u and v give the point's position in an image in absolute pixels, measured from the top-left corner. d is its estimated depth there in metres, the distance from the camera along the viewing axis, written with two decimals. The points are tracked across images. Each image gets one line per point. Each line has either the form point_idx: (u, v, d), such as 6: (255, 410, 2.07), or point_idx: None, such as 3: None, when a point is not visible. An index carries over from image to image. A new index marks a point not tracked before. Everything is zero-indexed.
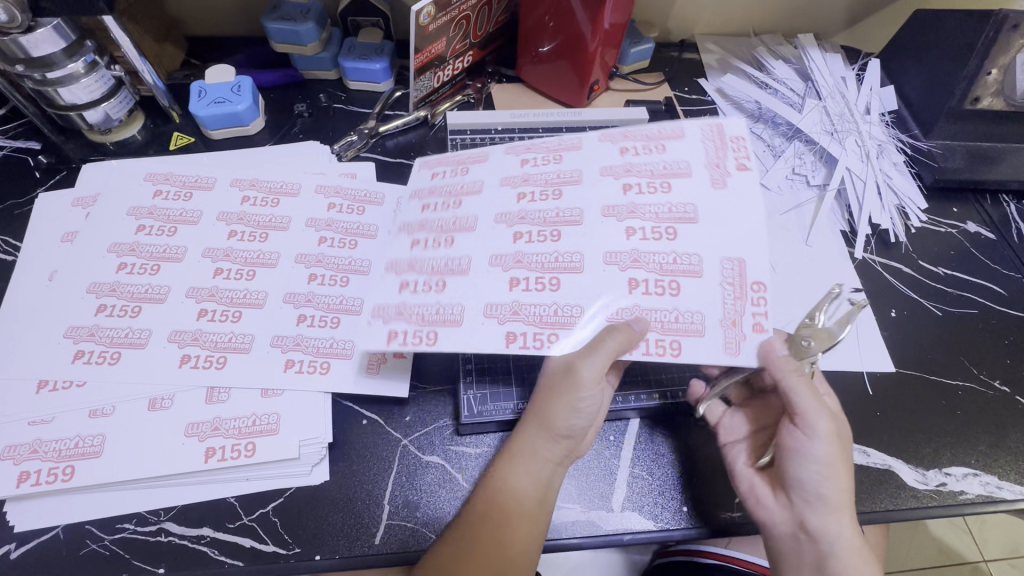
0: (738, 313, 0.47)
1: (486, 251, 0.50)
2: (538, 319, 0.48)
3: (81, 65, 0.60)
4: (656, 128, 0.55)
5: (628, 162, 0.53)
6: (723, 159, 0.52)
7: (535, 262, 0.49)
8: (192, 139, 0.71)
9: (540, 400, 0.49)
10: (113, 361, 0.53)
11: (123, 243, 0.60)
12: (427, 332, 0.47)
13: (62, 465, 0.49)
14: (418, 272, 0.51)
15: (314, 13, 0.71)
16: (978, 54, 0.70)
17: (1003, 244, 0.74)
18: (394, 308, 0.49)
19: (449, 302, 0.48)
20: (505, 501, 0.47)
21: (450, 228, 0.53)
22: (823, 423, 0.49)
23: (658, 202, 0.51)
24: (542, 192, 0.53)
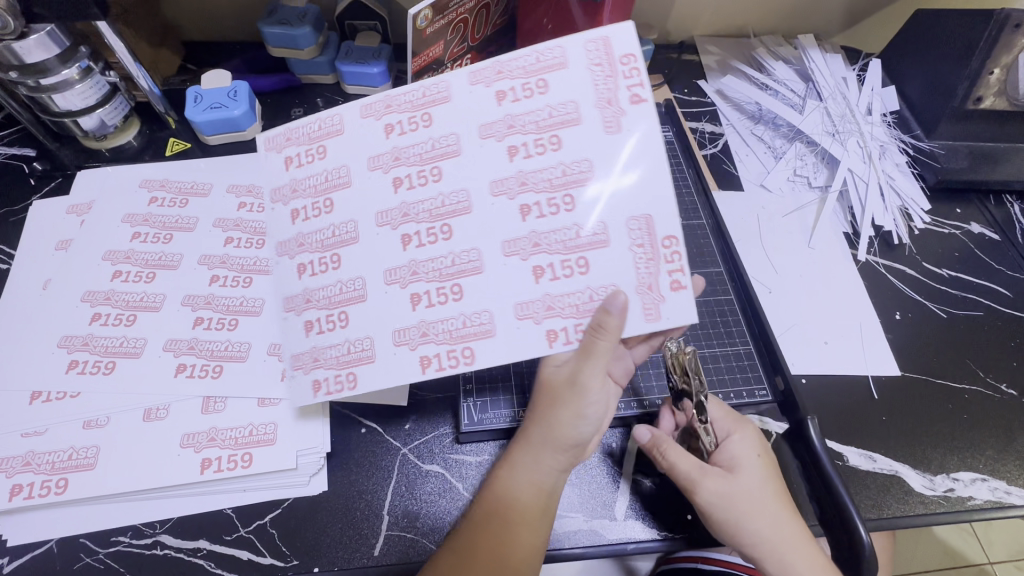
0: (653, 280, 0.46)
1: (379, 263, 0.48)
2: (445, 325, 0.47)
3: (75, 71, 0.60)
4: (513, 64, 0.49)
5: (506, 116, 0.48)
6: (614, 92, 0.47)
7: (434, 268, 0.48)
8: (189, 145, 0.71)
9: (542, 410, 0.48)
10: (107, 370, 0.53)
11: (118, 251, 0.59)
12: (347, 375, 0.47)
13: (55, 478, 0.48)
14: (315, 307, 0.49)
15: (310, 17, 0.70)
16: (980, 53, 0.69)
17: (1007, 245, 0.74)
18: (305, 353, 0.49)
19: (358, 338, 0.48)
20: (511, 510, 0.45)
21: (332, 241, 0.50)
22: (700, 495, 0.49)
23: (548, 169, 0.47)
24: (423, 168, 0.49)
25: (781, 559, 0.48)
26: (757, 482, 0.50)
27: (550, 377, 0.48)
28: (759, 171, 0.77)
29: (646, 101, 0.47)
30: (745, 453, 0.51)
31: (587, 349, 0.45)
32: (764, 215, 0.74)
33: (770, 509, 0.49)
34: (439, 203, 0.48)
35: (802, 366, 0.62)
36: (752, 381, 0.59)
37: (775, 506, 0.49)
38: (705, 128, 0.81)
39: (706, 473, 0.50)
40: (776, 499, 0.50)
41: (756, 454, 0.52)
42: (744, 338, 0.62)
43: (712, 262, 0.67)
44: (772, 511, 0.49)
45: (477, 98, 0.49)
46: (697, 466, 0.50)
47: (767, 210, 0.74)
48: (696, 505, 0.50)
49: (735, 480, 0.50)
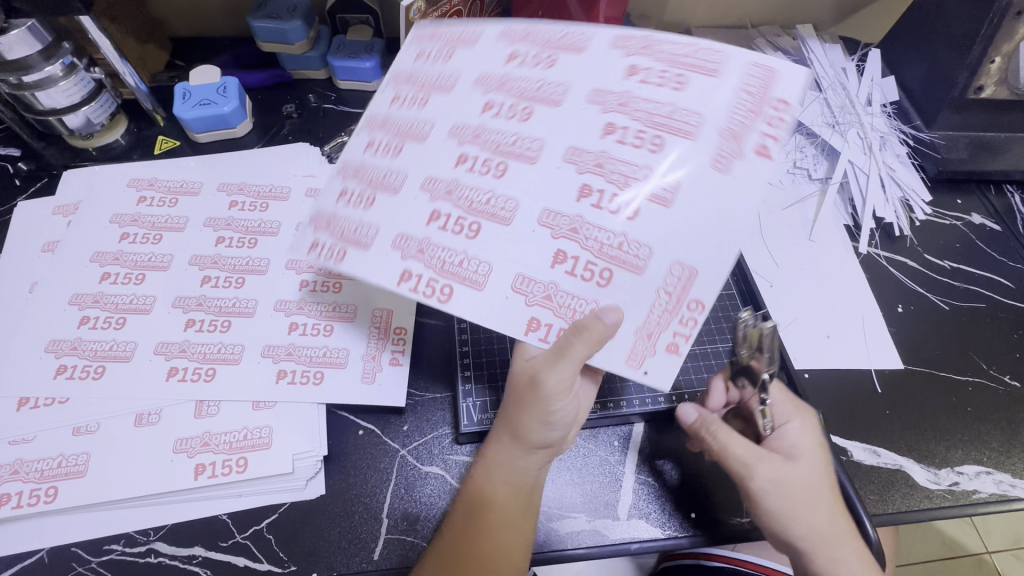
0: (655, 326, 0.44)
1: (424, 171, 0.47)
2: (446, 257, 0.45)
3: (59, 68, 0.58)
4: (665, 46, 0.46)
5: (626, 92, 0.45)
6: (746, 131, 0.43)
7: (465, 198, 0.46)
8: (178, 143, 0.69)
9: (511, 410, 0.46)
10: (97, 375, 0.51)
11: (106, 252, 0.58)
12: (341, 248, 0.47)
13: (45, 487, 0.47)
14: (361, 180, 0.49)
15: (301, 11, 0.69)
16: (981, 41, 0.68)
17: (1008, 235, 0.73)
18: (330, 216, 0.49)
19: (370, 224, 0.47)
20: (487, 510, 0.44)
21: (352, 236, 0.47)
22: (755, 481, 0.48)
23: (633, 161, 0.43)
24: (513, 108, 0.47)
25: (832, 555, 0.46)
26: (816, 472, 0.48)
27: (520, 373, 0.46)
28: None
29: (769, 159, 0.43)
30: (805, 442, 0.50)
31: (561, 348, 0.42)
32: (764, 208, 0.73)
33: (825, 502, 0.47)
34: (501, 143, 0.46)
35: (806, 360, 0.62)
36: None
37: (829, 496, 0.48)
38: None
39: (760, 457, 0.49)
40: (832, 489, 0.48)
41: (819, 446, 0.50)
42: None
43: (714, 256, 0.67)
44: (827, 504, 0.47)
45: (601, 74, 0.46)
46: (754, 451, 0.49)
47: (767, 203, 0.73)
48: (749, 491, 0.48)
49: (795, 466, 0.48)
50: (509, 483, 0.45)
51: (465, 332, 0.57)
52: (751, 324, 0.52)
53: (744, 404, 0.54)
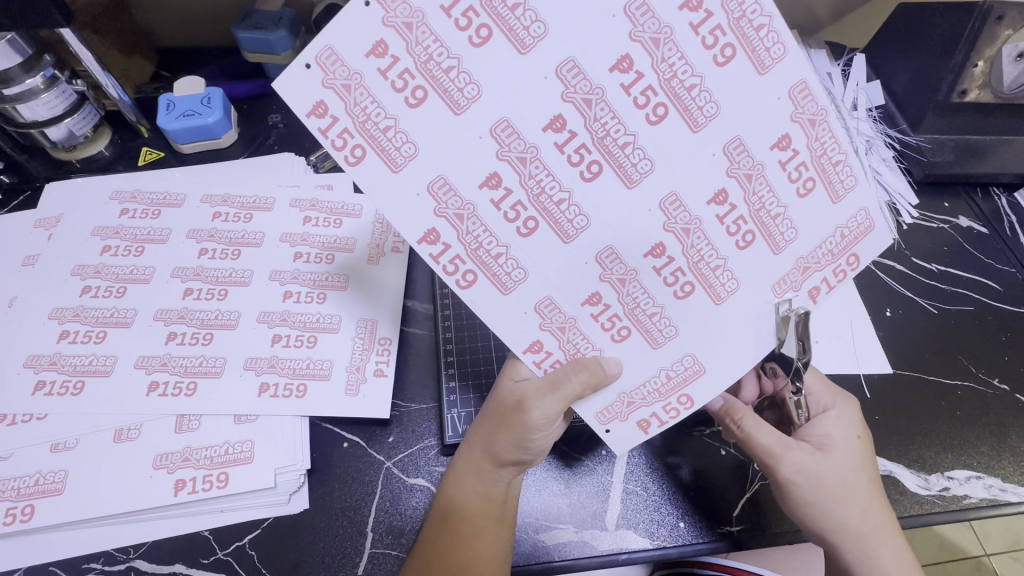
0: (639, 399, 0.46)
1: (503, 107, 0.37)
2: (483, 238, 0.40)
3: (40, 80, 0.58)
4: (824, 135, 0.40)
5: (761, 166, 0.41)
6: (816, 269, 0.45)
7: (537, 179, 0.39)
8: (163, 154, 0.69)
9: (488, 421, 0.46)
10: (77, 391, 0.51)
11: (87, 266, 0.57)
12: (359, 144, 0.36)
13: (22, 505, 0.46)
14: (406, 41, 0.35)
15: (286, 21, 0.69)
16: (964, 46, 0.68)
17: (995, 237, 0.74)
18: (355, 79, 0.35)
19: (406, 136, 0.37)
20: (459, 519, 0.44)
21: (383, 132, 0.36)
22: (783, 471, 0.48)
23: (715, 246, 0.43)
24: (653, 92, 0.38)
25: (870, 548, 0.47)
26: (851, 464, 0.48)
27: (504, 391, 0.46)
28: None
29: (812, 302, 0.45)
30: (842, 434, 0.49)
31: (555, 380, 0.43)
32: None
33: (859, 494, 0.48)
34: (610, 133, 0.38)
35: None
36: None
37: (864, 489, 0.48)
38: None
39: (794, 446, 0.48)
40: (868, 484, 0.48)
41: (855, 437, 0.50)
42: None
43: None
44: (864, 495, 0.48)
45: (754, 127, 0.40)
46: (781, 440, 0.48)
47: None
48: (776, 480, 0.48)
49: (828, 458, 0.48)
50: (479, 500, 0.44)
51: (450, 342, 0.56)
52: (784, 313, 0.45)
53: (779, 394, 0.54)
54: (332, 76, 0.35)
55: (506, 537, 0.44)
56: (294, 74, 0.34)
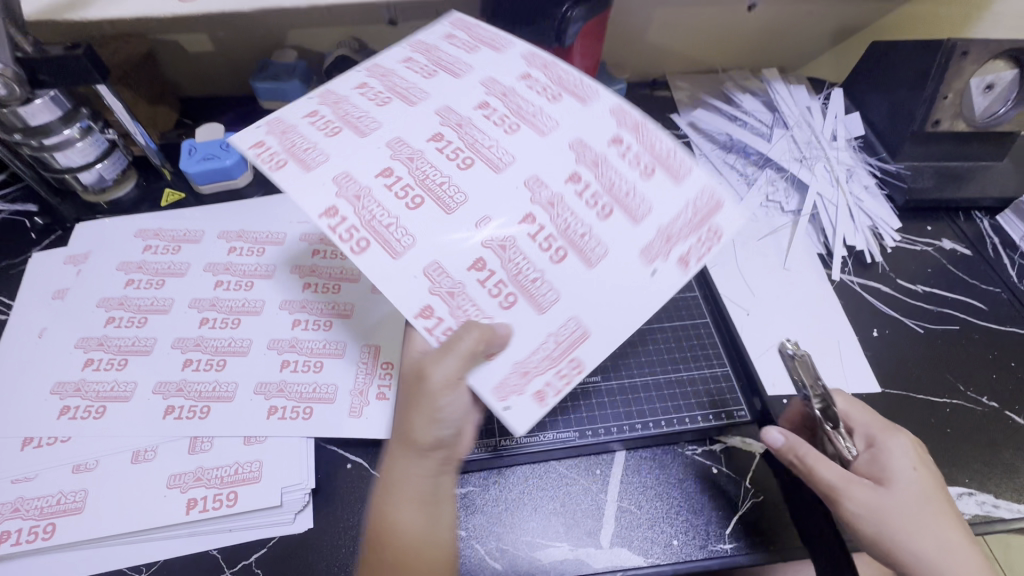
0: (533, 367, 0.45)
1: (395, 130, 0.48)
2: (378, 214, 0.45)
3: (77, 131, 0.64)
4: (647, 139, 0.51)
5: (602, 156, 0.50)
6: (675, 238, 0.49)
7: (424, 171, 0.47)
8: (183, 194, 0.74)
9: (402, 414, 0.45)
10: (98, 415, 0.54)
11: (112, 298, 0.62)
12: (282, 157, 0.45)
13: (44, 523, 0.48)
14: (335, 109, 0.49)
15: (299, 72, 0.76)
16: (933, 80, 0.73)
17: (979, 259, 0.76)
18: (288, 126, 0.47)
19: (322, 148, 0.46)
20: (395, 540, 0.43)
21: (302, 148, 0.46)
22: (844, 505, 0.47)
23: (580, 217, 0.48)
24: (507, 118, 0.50)
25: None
26: (916, 497, 0.47)
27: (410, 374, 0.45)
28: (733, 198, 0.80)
29: (681, 270, 0.49)
30: (900, 463, 0.49)
31: (449, 345, 0.43)
32: (739, 240, 0.75)
33: (932, 529, 0.46)
34: (478, 142, 0.49)
35: (784, 387, 0.63)
36: (730, 402, 0.59)
37: (937, 525, 0.46)
38: None
39: (855, 480, 0.48)
40: (939, 518, 0.47)
41: (913, 468, 0.49)
42: (721, 359, 0.62)
43: (687, 287, 0.68)
44: (934, 529, 0.46)
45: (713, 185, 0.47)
46: (843, 475, 0.48)
47: (743, 236, 0.76)
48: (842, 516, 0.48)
49: (891, 492, 0.47)
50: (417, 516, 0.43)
51: None
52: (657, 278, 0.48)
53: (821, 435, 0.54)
54: (270, 123, 0.47)
55: (449, 530, 0.45)
56: (249, 129, 0.46)
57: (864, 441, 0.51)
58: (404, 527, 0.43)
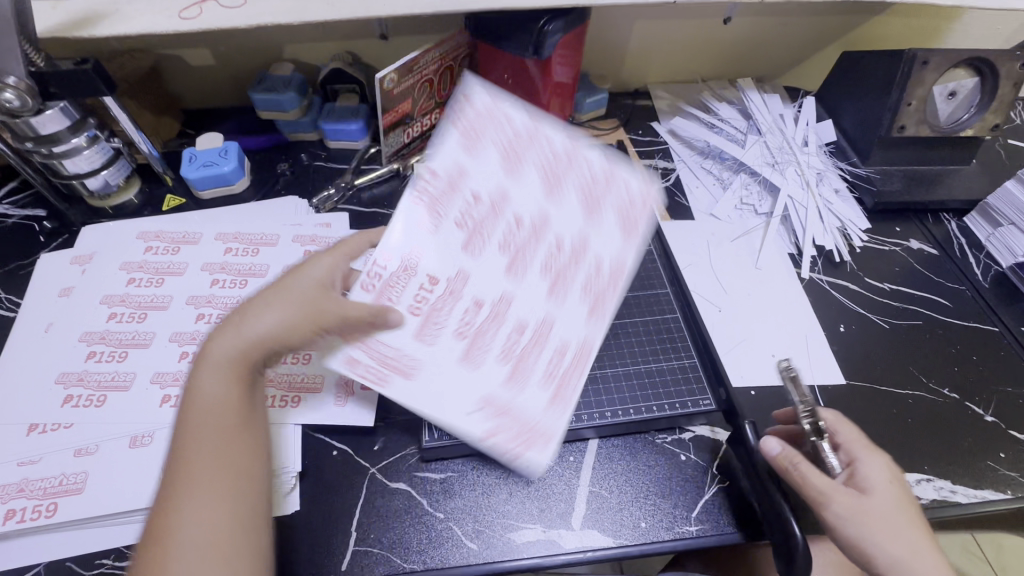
0: (372, 352, 0.52)
1: (518, 196, 0.59)
2: (441, 198, 0.57)
3: (84, 139, 0.68)
4: (563, 381, 0.55)
5: (537, 343, 0.56)
6: (506, 421, 0.52)
7: (484, 228, 0.58)
8: (183, 199, 0.78)
9: (264, 301, 0.50)
10: (99, 403, 0.57)
11: (114, 295, 0.65)
12: (469, 125, 0.59)
13: (46, 502, 0.51)
14: (529, 137, 0.60)
15: (295, 84, 0.81)
16: (897, 87, 0.77)
17: (945, 258, 0.79)
18: (497, 109, 0.60)
19: (482, 136, 0.59)
20: (197, 410, 0.45)
21: (480, 125, 0.59)
22: (830, 510, 0.50)
23: (485, 336, 0.55)
24: (554, 265, 0.59)
25: None
26: (893, 506, 0.49)
27: (294, 283, 0.52)
28: (708, 201, 0.83)
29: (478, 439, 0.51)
30: (877, 476, 0.51)
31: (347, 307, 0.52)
32: (713, 241, 0.78)
33: (908, 535, 0.49)
34: (520, 250, 0.58)
35: (752, 379, 0.66)
36: (696, 391, 0.62)
37: (912, 533, 0.49)
38: (658, 165, 0.88)
39: (837, 489, 0.50)
40: (913, 527, 0.49)
41: (887, 481, 0.51)
42: (690, 351, 0.65)
43: (660, 284, 0.71)
44: (909, 535, 0.49)
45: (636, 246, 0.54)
46: (829, 484, 0.50)
47: (717, 236, 0.79)
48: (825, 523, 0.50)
49: (871, 501, 0.49)
50: (224, 401, 0.46)
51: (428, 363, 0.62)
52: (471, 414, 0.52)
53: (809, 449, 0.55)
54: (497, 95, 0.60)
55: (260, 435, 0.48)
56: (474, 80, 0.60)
57: (846, 457, 0.53)
58: (215, 400, 0.46)
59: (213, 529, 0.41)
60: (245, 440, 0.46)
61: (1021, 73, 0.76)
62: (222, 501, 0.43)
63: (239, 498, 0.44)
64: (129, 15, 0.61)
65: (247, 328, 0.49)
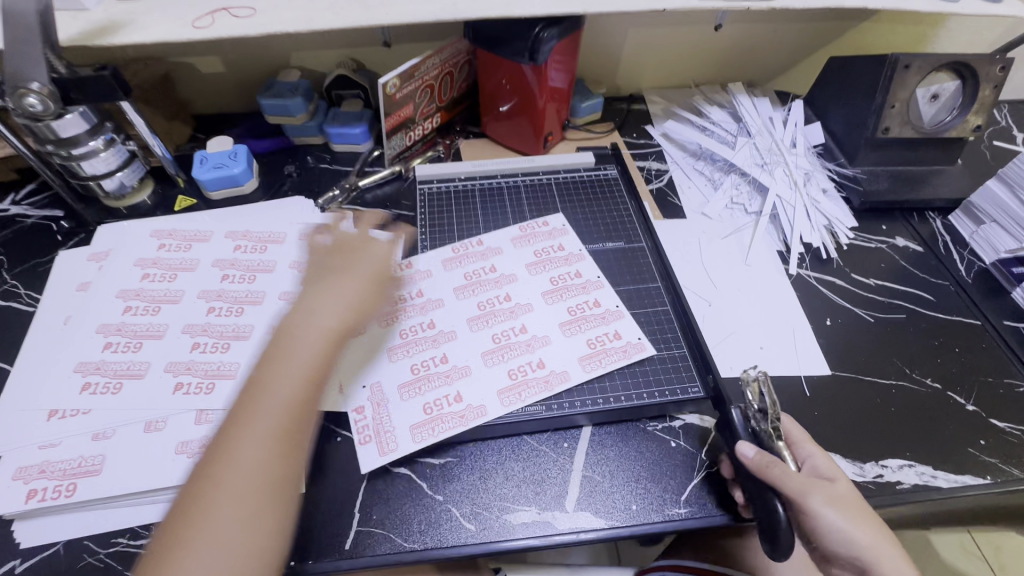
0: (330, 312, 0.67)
1: (523, 287, 0.72)
2: (462, 249, 0.76)
3: (101, 143, 0.72)
4: (449, 419, 0.60)
5: (446, 381, 0.63)
6: (372, 407, 0.61)
7: (478, 288, 0.72)
8: (194, 200, 0.81)
9: (355, 280, 0.57)
10: (116, 390, 0.60)
11: (129, 290, 0.68)
12: (528, 230, 0.79)
13: (66, 483, 0.54)
14: (565, 252, 0.76)
15: (301, 90, 0.84)
16: (881, 90, 0.80)
17: (930, 255, 0.81)
18: (552, 228, 0.79)
19: (531, 245, 0.77)
20: (282, 367, 0.49)
21: (529, 232, 0.78)
22: (812, 501, 0.50)
23: (414, 339, 0.66)
24: (506, 339, 0.67)
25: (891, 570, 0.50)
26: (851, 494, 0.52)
27: (381, 266, 0.60)
28: (699, 201, 0.86)
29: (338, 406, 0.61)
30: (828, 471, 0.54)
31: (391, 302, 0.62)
32: (704, 239, 0.81)
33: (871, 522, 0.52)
34: (495, 307, 0.70)
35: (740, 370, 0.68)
36: (685, 379, 0.65)
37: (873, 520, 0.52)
38: (651, 166, 0.91)
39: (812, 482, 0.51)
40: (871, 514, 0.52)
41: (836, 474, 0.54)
42: (680, 342, 0.68)
43: (650, 279, 0.74)
44: (868, 521, 0.52)
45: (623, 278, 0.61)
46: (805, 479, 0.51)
47: (708, 234, 0.82)
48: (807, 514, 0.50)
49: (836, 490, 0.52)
50: (306, 367, 0.50)
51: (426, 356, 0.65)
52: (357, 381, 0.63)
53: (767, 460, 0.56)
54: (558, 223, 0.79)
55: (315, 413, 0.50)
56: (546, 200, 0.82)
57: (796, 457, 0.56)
58: (303, 365, 0.50)
59: (251, 486, 0.44)
60: (310, 411, 0.49)
61: (1000, 76, 0.79)
62: (278, 449, 0.46)
63: (278, 466, 0.46)
64: (146, 25, 0.64)
65: (342, 303, 0.54)
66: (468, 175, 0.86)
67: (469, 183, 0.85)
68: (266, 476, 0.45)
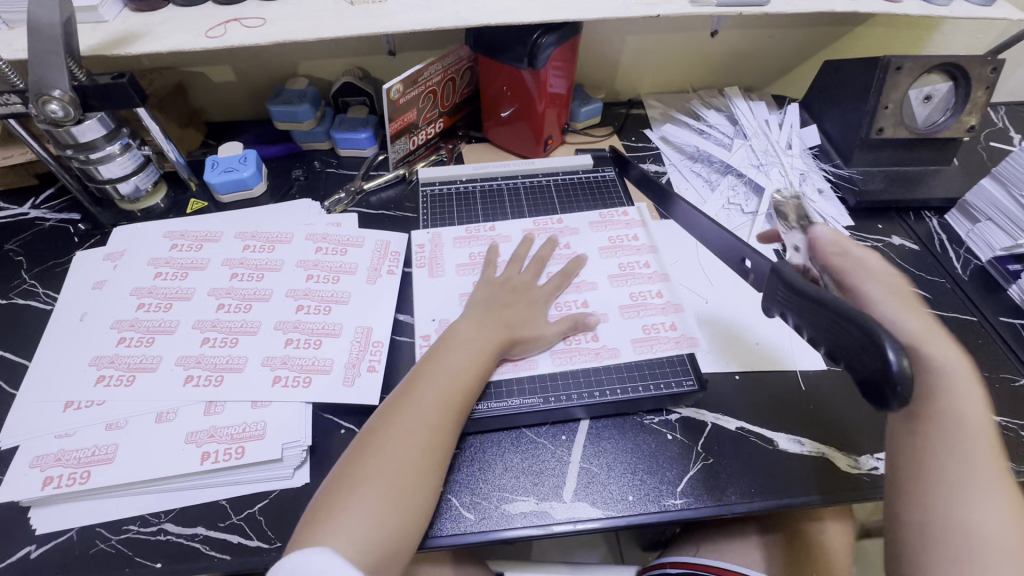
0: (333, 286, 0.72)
1: (599, 267, 0.76)
2: (546, 222, 0.82)
3: (117, 147, 0.74)
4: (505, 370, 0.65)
5: None
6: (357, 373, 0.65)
7: (560, 255, 0.77)
8: (205, 203, 0.84)
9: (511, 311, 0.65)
10: (128, 382, 0.62)
11: (143, 287, 0.71)
12: (612, 221, 0.82)
13: (80, 471, 0.56)
14: (639, 245, 0.78)
15: (308, 97, 0.88)
16: (874, 92, 0.81)
17: (926, 253, 0.82)
18: (632, 223, 0.82)
19: (609, 232, 0.80)
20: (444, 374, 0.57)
21: (612, 222, 0.82)
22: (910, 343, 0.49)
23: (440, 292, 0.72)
24: (569, 305, 0.71)
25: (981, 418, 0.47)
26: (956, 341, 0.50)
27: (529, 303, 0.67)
28: (696, 201, 0.87)
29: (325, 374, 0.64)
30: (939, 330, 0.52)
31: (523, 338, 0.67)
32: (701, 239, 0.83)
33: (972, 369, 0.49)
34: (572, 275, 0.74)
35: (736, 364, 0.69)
36: (680, 372, 0.65)
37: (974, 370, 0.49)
38: (649, 169, 0.93)
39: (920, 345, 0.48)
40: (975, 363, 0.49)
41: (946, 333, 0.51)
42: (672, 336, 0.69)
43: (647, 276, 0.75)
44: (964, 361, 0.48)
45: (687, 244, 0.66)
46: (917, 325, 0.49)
47: None
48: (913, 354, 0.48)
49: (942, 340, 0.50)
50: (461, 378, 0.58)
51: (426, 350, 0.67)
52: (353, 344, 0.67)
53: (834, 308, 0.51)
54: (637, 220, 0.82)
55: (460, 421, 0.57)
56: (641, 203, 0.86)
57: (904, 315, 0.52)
58: (456, 377, 0.58)
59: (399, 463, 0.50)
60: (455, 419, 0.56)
61: (992, 77, 0.80)
62: (429, 436, 0.53)
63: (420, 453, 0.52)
64: (163, 35, 0.67)
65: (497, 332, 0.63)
66: (470, 177, 0.89)
67: (471, 185, 0.87)
68: (410, 465, 0.51)
